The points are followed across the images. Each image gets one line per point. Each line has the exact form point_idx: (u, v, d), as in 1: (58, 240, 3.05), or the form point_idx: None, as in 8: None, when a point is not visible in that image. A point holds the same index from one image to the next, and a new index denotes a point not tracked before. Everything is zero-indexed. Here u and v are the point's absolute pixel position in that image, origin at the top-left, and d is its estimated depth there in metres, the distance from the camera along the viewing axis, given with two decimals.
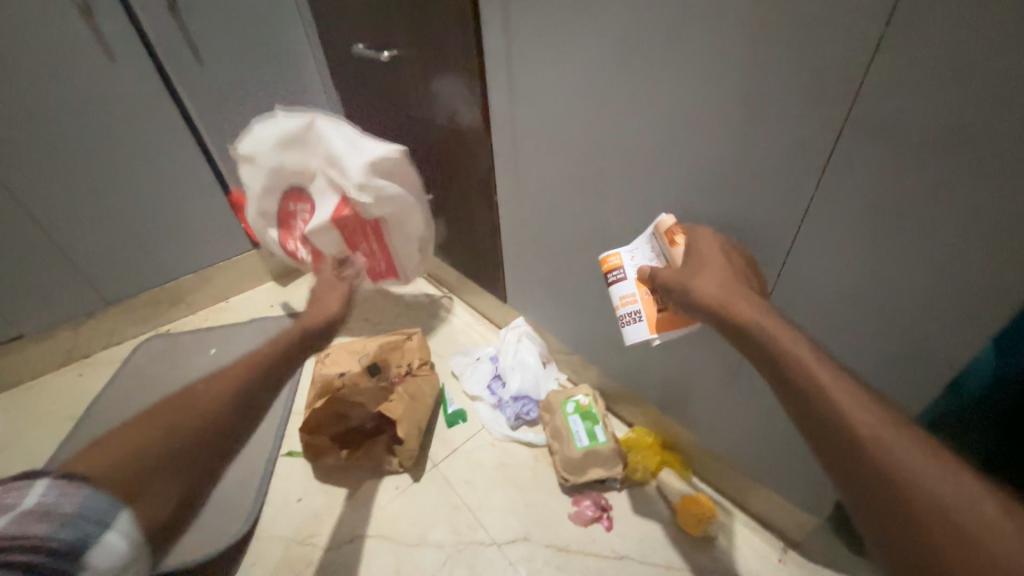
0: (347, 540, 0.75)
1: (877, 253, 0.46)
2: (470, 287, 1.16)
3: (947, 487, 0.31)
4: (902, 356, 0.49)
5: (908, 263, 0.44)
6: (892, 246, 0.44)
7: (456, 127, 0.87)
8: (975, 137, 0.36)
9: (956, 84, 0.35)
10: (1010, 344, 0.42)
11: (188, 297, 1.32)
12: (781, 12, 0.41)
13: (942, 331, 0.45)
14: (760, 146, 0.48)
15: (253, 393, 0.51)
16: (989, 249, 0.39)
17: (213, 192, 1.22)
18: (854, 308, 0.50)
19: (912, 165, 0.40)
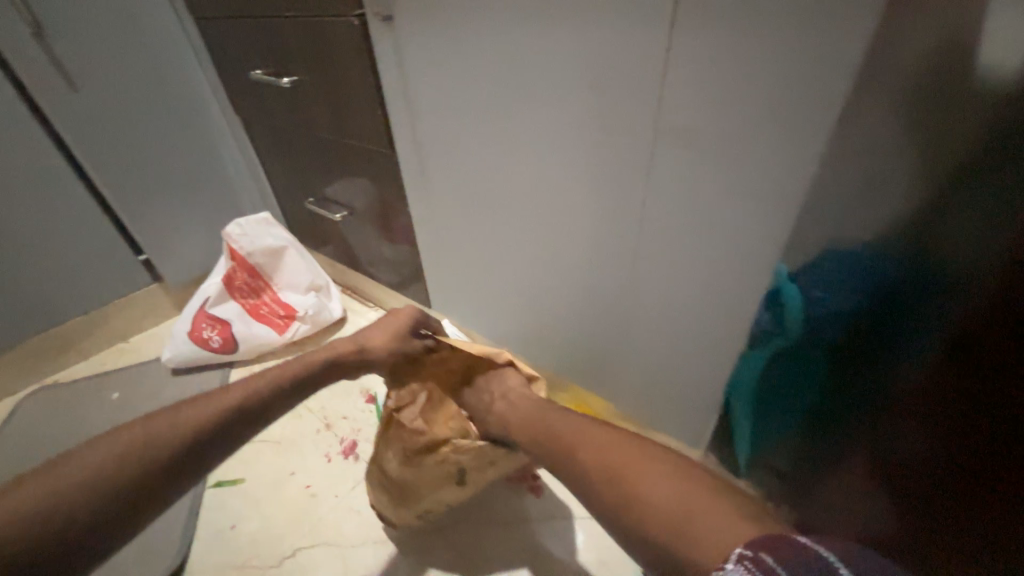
0: (286, 554, 0.75)
1: (701, 230, 0.59)
2: (398, 299, 1.22)
3: (656, 468, 0.42)
4: (730, 307, 0.63)
5: (722, 234, 0.58)
6: (709, 225, 0.58)
7: (367, 147, 0.93)
8: (744, 142, 0.51)
9: (721, 105, 0.50)
10: (820, 291, 0.57)
11: (80, 342, 1.21)
12: (606, 52, 0.54)
13: (751, 284, 0.59)
14: (610, 152, 0.60)
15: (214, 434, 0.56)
16: (767, 222, 0.54)
17: (104, 223, 1.14)
18: (695, 274, 0.63)
19: (707, 162, 0.54)
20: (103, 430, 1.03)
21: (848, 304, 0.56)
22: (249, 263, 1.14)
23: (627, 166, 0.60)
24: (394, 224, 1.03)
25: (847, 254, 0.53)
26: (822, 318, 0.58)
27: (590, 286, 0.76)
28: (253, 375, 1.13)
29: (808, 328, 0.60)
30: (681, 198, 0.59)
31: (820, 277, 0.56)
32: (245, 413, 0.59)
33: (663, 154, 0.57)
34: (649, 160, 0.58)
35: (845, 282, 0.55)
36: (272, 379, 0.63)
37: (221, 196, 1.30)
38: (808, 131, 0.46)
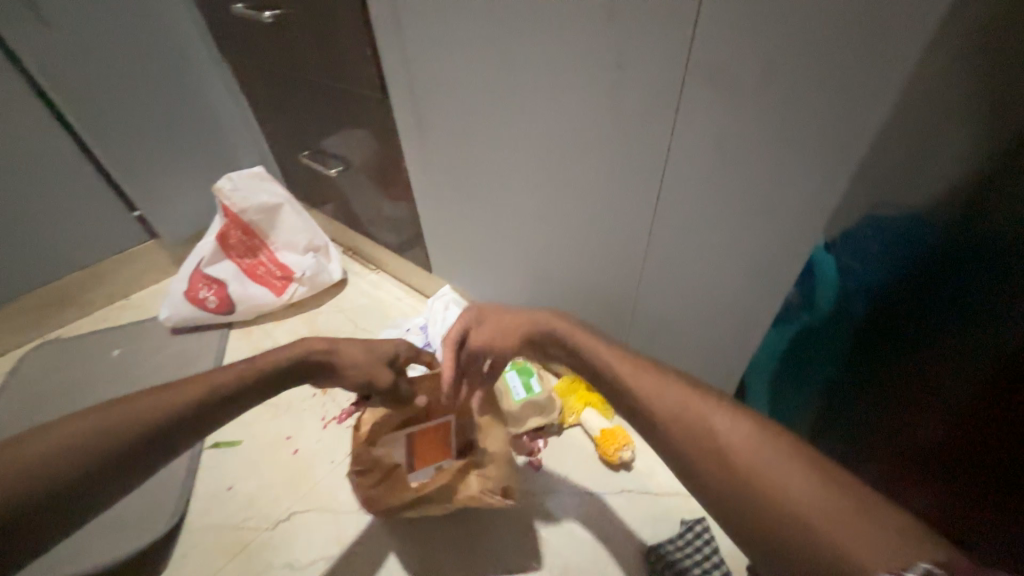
0: (282, 517, 0.74)
1: (731, 189, 0.52)
2: (399, 262, 1.17)
3: (776, 458, 0.34)
4: (756, 278, 0.56)
5: (753, 192, 0.51)
6: (738, 185, 0.51)
7: (360, 95, 0.84)
8: (793, 87, 0.42)
9: (766, 41, 0.41)
10: (853, 263, 0.50)
11: (80, 298, 1.19)
12: None
13: (780, 254, 0.52)
14: (630, 95, 0.52)
15: (159, 438, 0.47)
16: (807, 183, 0.46)
17: (95, 177, 1.10)
18: (718, 238, 0.57)
19: (745, 109, 0.46)
20: (105, 386, 1.03)
21: (880, 277, 0.49)
22: (243, 221, 1.08)
23: (649, 111, 0.52)
24: (393, 180, 0.96)
25: (889, 221, 0.46)
26: (858, 294, 0.51)
27: (601, 251, 0.69)
28: (252, 336, 1.10)
29: (842, 305, 0.53)
30: (710, 152, 0.51)
31: (855, 248, 0.49)
32: (201, 412, 0.50)
33: (692, 98, 0.48)
34: (676, 107, 0.50)
35: (884, 251, 0.47)
36: (238, 375, 0.53)
37: (214, 148, 1.23)
38: (876, 67, 0.38)
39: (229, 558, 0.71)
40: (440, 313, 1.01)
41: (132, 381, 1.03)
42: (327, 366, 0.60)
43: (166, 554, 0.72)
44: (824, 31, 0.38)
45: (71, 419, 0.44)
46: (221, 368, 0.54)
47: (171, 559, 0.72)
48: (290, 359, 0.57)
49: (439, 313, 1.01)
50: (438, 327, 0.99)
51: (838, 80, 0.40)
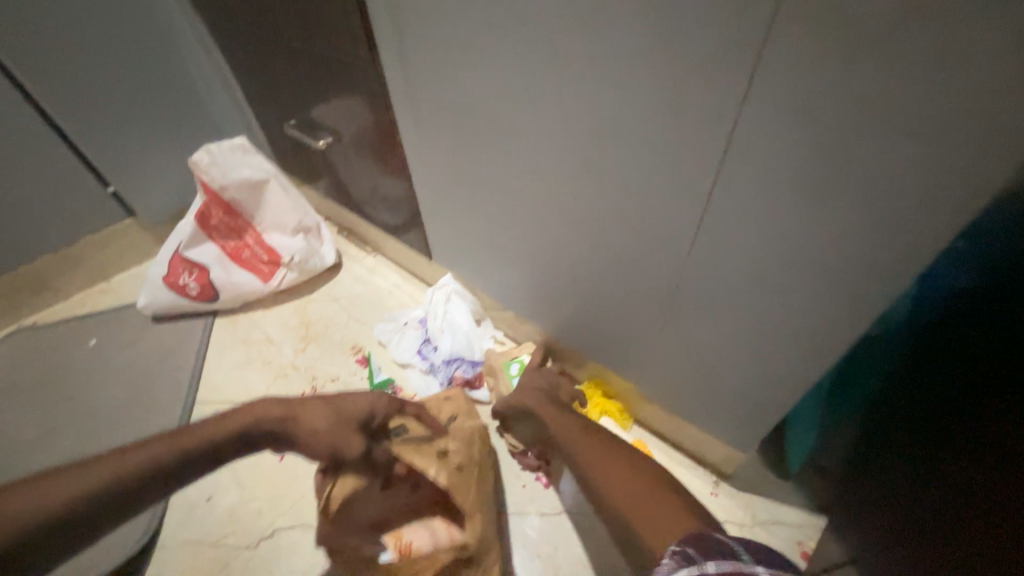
0: (263, 535, 0.67)
1: (811, 192, 0.38)
2: (397, 245, 1.06)
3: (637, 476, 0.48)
4: (827, 301, 0.44)
5: (845, 200, 0.37)
6: (818, 188, 0.38)
7: (348, 53, 0.70)
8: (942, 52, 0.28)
9: None
10: (939, 266, 0.36)
11: (56, 281, 1.11)
12: None
13: (865, 273, 0.40)
14: (681, 56, 0.38)
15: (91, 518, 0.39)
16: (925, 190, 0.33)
17: (60, 152, 0.98)
18: (783, 252, 0.44)
19: (853, 84, 0.32)
20: (80, 380, 0.96)
21: (955, 279, 0.35)
22: (224, 198, 0.97)
23: (704, 82, 0.38)
24: (387, 154, 0.84)
25: (984, 213, 0.32)
26: (926, 303, 0.38)
27: (628, 249, 0.57)
28: (238, 325, 1.02)
29: (908, 316, 0.40)
30: (787, 143, 0.37)
31: (948, 254, 0.35)
32: (121, 495, 0.40)
33: (769, 68, 0.34)
34: (747, 80, 0.36)
35: (967, 252, 0.34)
36: (204, 438, 0.45)
37: (192, 115, 1.11)
38: None
39: None
40: (442, 306, 0.91)
41: (108, 376, 0.96)
42: (287, 432, 0.50)
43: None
44: None
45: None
46: (192, 426, 0.45)
47: None
48: (240, 425, 0.47)
49: (441, 306, 0.91)
50: (439, 321, 0.90)
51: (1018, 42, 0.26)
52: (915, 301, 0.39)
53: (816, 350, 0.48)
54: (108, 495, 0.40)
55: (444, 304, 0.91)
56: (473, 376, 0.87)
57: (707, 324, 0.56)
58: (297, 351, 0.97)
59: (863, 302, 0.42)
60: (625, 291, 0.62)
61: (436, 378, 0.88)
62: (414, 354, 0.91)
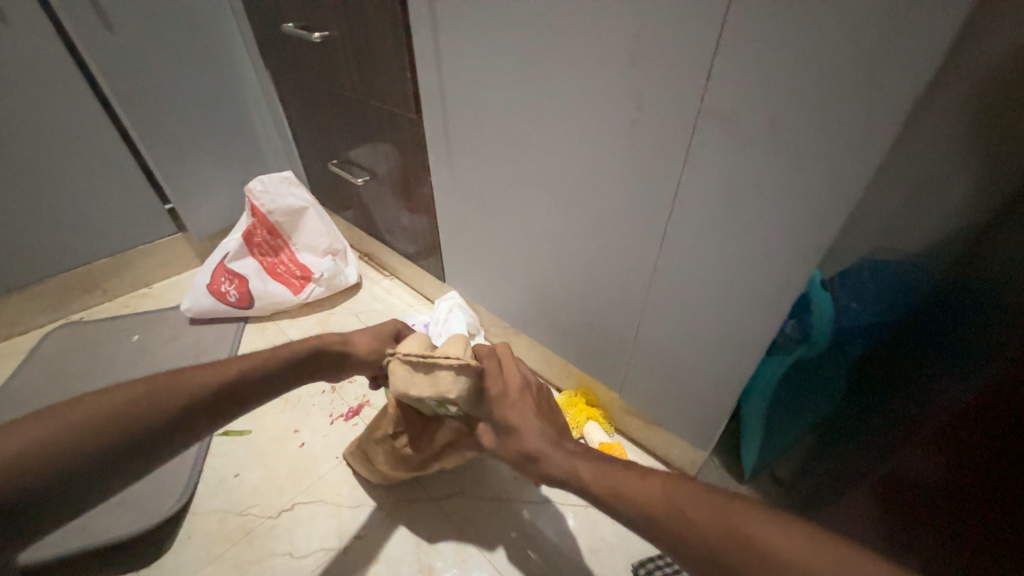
0: (286, 505, 0.77)
1: (734, 225, 0.56)
2: (412, 269, 1.22)
3: (773, 527, 0.38)
4: (755, 310, 0.60)
5: (757, 229, 0.54)
6: (738, 222, 0.56)
7: (394, 114, 0.91)
8: (796, 141, 0.47)
9: (774, 101, 0.47)
10: (854, 304, 0.62)
11: (104, 283, 1.24)
12: (649, 32, 0.51)
13: (776, 289, 0.57)
14: (646, 131, 0.57)
15: (240, 390, 0.56)
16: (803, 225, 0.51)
17: (135, 172, 1.16)
18: (722, 270, 0.60)
19: (751, 153, 0.51)
20: (122, 368, 1.06)
21: (876, 316, 0.61)
22: (269, 221, 1.14)
23: (661, 146, 0.57)
24: (413, 191, 1.01)
25: (894, 272, 0.61)
26: (851, 331, 0.63)
27: (610, 272, 0.73)
28: (266, 331, 1.14)
29: (840, 341, 0.64)
30: (715, 189, 0.55)
31: (856, 293, 0.63)
32: (217, 400, 0.54)
33: (701, 140, 0.53)
34: (687, 147, 0.55)
35: (883, 295, 0.61)
36: (302, 344, 0.63)
37: (248, 151, 1.31)
38: (866, 131, 0.43)
39: (231, 545, 0.73)
40: (447, 317, 1.05)
41: (147, 366, 1.07)
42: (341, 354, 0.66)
43: (170, 536, 0.74)
44: (821, 97, 0.44)
45: (105, 392, 0.48)
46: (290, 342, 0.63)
47: (175, 541, 0.74)
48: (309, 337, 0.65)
49: (445, 318, 1.05)
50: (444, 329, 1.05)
51: (837, 136, 0.45)
52: (842, 331, 0.64)
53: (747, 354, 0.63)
54: (209, 397, 0.53)
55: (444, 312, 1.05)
56: None
57: (667, 336, 0.71)
58: None
59: (776, 309, 0.58)
60: (606, 307, 0.77)
61: None
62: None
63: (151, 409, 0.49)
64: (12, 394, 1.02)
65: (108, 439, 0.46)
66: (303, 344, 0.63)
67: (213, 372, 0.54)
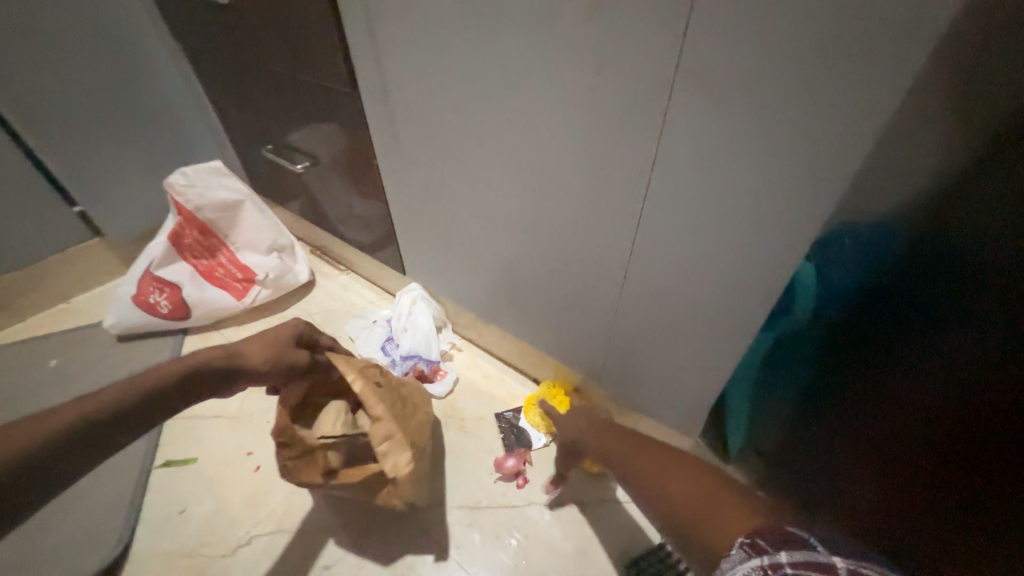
0: (242, 538, 0.69)
1: (719, 197, 0.50)
2: (370, 262, 1.12)
3: (695, 486, 0.41)
4: (741, 289, 0.55)
5: (744, 201, 0.49)
6: (719, 196, 0.50)
7: (327, 88, 0.79)
8: (790, 100, 0.40)
9: (764, 53, 0.39)
10: (830, 269, 0.50)
11: (9, 301, 1.08)
12: None
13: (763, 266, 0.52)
14: (617, 93, 0.49)
15: (148, 407, 0.51)
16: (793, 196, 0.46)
17: (27, 171, 0.99)
18: (705, 247, 0.55)
19: (738, 116, 0.44)
20: (41, 398, 0.93)
21: (856, 280, 0.50)
22: (199, 218, 1.00)
23: (636, 110, 0.49)
24: (361, 175, 0.90)
25: (865, 230, 0.46)
26: (832, 303, 0.53)
27: (584, 255, 0.67)
28: (209, 342, 1.03)
29: (818, 314, 0.55)
30: (697, 158, 0.49)
31: (831, 257, 0.49)
32: (104, 428, 0.47)
33: (681, 103, 0.46)
34: (665, 111, 0.47)
35: (864, 261, 0.48)
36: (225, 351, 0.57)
37: (166, 137, 1.14)
38: (874, 87, 0.36)
39: None
40: (411, 310, 0.98)
41: (71, 394, 0.94)
42: (264, 362, 0.59)
43: None
44: (820, 47, 0.37)
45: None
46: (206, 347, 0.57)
47: None
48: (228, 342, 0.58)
49: (410, 310, 0.98)
50: (410, 323, 0.97)
51: (839, 94, 0.38)
52: (819, 302, 0.54)
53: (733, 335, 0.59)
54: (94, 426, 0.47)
55: (407, 305, 0.98)
56: (430, 371, 0.94)
57: (648, 320, 0.66)
58: None
59: (764, 288, 0.53)
60: (580, 291, 0.71)
61: (396, 370, 0.94)
62: (377, 349, 0.99)
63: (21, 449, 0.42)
64: None
65: None
66: (223, 348, 0.57)
67: (94, 398, 0.48)
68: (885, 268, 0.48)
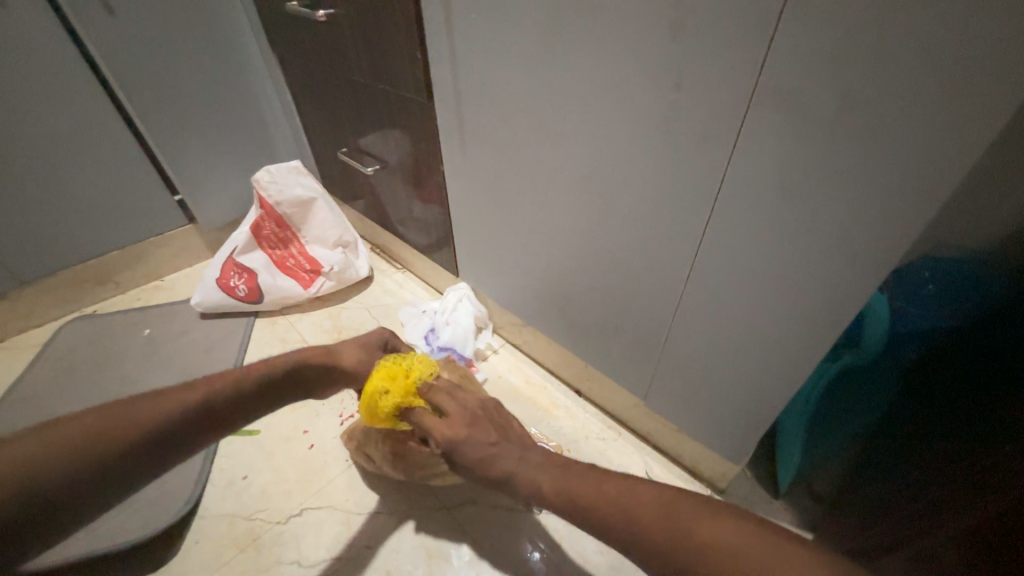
0: (295, 510, 0.74)
1: (788, 223, 0.49)
2: (425, 263, 1.17)
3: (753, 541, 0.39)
4: (805, 317, 0.53)
5: (815, 229, 0.47)
6: (786, 219, 0.49)
7: (404, 99, 0.85)
8: (878, 124, 0.40)
9: (851, 77, 0.39)
10: (900, 302, 0.54)
11: (116, 276, 1.23)
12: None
13: (831, 293, 0.50)
14: (687, 115, 0.50)
15: (251, 403, 0.55)
16: (870, 222, 0.44)
17: (143, 163, 1.14)
18: (770, 273, 0.53)
19: (814, 144, 0.44)
20: (133, 363, 1.05)
21: (942, 324, 0.51)
22: (278, 212, 1.10)
23: (706, 133, 0.50)
24: (425, 181, 0.96)
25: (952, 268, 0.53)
26: (903, 342, 0.54)
27: (639, 273, 0.67)
28: (275, 326, 1.12)
29: (886, 349, 0.56)
30: (766, 183, 0.48)
31: (904, 292, 0.54)
32: (185, 430, 0.50)
33: (755, 128, 0.46)
34: (736, 134, 0.48)
35: (940, 298, 0.52)
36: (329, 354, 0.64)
37: (258, 139, 1.27)
38: (971, 113, 0.35)
39: (239, 551, 0.71)
40: (454, 306, 1.02)
41: (157, 363, 1.05)
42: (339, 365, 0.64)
43: (177, 541, 0.72)
44: (913, 72, 0.36)
45: (80, 415, 0.46)
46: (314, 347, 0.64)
47: (182, 546, 0.72)
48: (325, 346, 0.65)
49: (453, 305, 1.02)
50: (452, 317, 1.01)
51: (936, 119, 0.37)
52: (890, 338, 0.55)
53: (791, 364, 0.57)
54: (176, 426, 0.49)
55: (452, 299, 1.02)
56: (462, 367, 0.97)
57: (699, 340, 0.66)
58: None
59: (829, 317, 0.52)
60: (631, 307, 0.72)
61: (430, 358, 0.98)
62: (420, 338, 1.03)
63: (139, 430, 0.46)
64: (25, 388, 1.02)
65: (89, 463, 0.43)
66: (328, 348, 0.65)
67: (180, 398, 0.51)
68: (974, 303, 0.51)
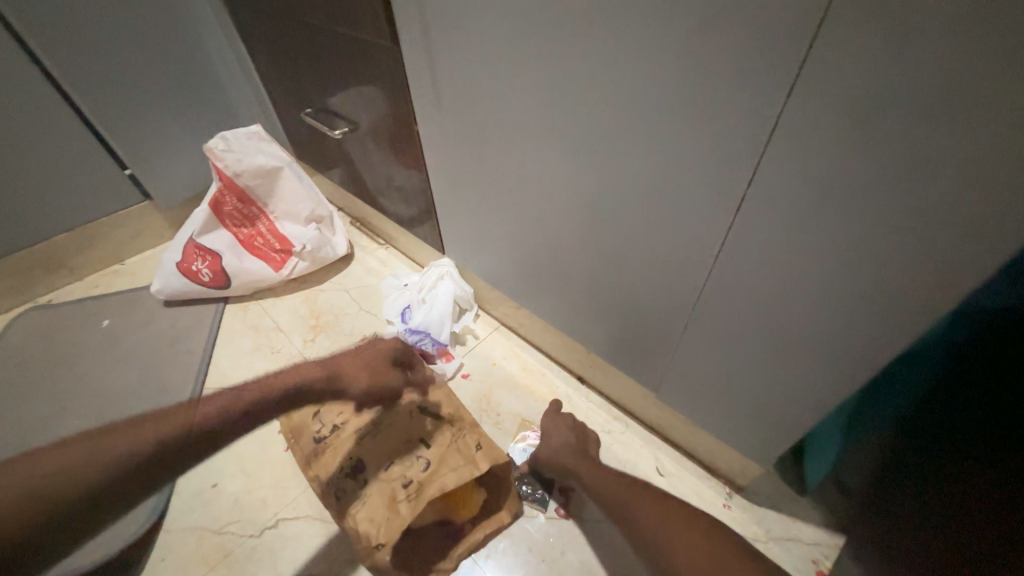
0: (270, 523, 0.67)
1: (854, 198, 0.36)
2: (410, 238, 1.05)
3: None
4: (863, 317, 0.41)
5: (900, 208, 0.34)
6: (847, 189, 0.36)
7: (367, 42, 0.70)
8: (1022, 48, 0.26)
9: None
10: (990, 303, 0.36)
11: (70, 260, 1.12)
12: None
13: (903, 289, 0.38)
14: (720, 45, 0.36)
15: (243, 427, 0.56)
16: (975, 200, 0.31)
17: (81, 133, 0.99)
18: (823, 261, 0.41)
19: (916, 87, 0.30)
20: (93, 359, 0.96)
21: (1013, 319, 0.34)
22: (238, 185, 0.97)
23: (749, 75, 0.36)
24: (403, 145, 0.83)
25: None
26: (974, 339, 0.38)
27: (651, 254, 0.55)
28: (247, 313, 1.02)
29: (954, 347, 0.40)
30: (832, 146, 0.35)
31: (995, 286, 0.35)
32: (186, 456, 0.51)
33: (823, 67, 0.32)
34: (794, 76, 0.34)
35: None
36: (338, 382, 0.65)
37: (211, 101, 1.12)
38: None
39: (208, 569, 0.64)
40: (436, 285, 0.92)
41: (118, 358, 0.96)
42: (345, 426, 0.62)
43: (140, 559, 0.65)
44: None
45: (93, 446, 0.50)
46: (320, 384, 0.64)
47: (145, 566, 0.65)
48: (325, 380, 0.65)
49: (434, 283, 0.92)
50: (431, 297, 0.91)
51: None
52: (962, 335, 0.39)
53: (836, 365, 0.47)
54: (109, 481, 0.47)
55: (435, 277, 0.92)
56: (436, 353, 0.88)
57: (724, 332, 0.55)
58: (306, 342, 0.95)
59: (900, 318, 0.39)
60: (642, 292, 0.61)
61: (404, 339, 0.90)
62: (398, 314, 0.95)
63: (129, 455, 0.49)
64: None
65: (81, 492, 0.46)
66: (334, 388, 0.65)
67: (106, 448, 0.49)
68: None
